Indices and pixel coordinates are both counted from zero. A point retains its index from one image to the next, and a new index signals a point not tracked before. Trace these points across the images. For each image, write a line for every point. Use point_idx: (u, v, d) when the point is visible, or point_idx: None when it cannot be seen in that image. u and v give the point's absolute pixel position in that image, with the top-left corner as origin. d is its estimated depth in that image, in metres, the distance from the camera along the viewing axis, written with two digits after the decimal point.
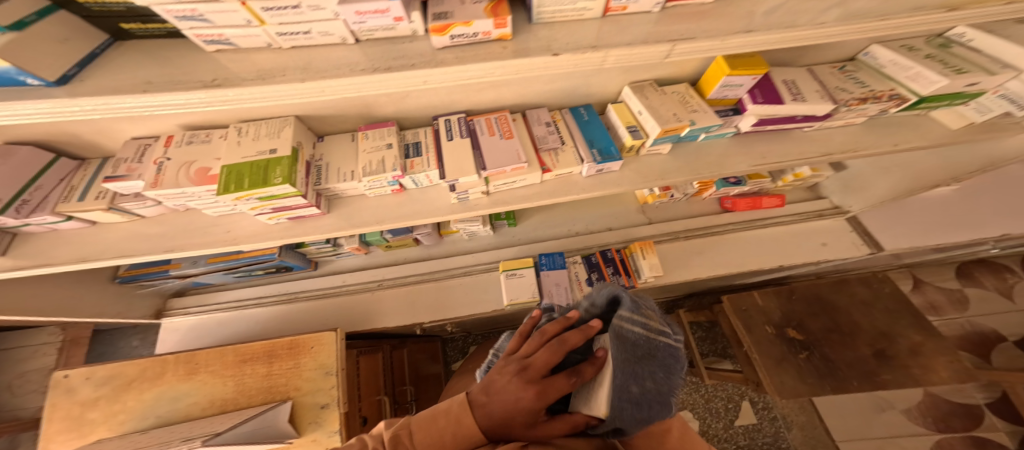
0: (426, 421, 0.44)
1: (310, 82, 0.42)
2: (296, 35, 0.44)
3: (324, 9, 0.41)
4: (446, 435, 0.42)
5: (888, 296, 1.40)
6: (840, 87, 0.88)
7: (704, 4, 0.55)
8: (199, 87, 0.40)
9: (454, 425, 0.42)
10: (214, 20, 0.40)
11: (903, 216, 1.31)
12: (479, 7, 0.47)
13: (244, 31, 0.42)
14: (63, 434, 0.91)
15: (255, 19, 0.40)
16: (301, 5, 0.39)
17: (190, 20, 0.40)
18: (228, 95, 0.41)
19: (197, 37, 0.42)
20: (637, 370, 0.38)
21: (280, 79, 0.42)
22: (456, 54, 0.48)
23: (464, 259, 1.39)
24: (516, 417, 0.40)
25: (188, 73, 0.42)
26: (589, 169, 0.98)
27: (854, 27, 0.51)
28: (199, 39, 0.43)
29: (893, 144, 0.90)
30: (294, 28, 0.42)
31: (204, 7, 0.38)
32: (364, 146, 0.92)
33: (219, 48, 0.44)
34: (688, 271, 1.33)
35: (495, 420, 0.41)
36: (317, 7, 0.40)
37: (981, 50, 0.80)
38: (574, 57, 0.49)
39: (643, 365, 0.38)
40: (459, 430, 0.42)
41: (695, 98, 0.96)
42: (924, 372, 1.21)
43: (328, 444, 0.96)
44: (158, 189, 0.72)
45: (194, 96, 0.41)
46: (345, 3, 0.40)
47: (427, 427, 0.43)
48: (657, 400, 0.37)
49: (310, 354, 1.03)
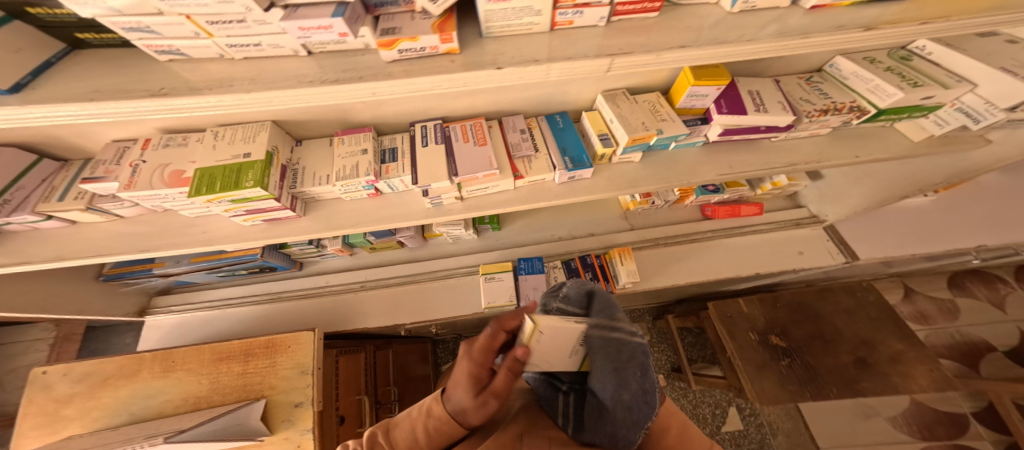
0: (404, 422, 0.58)
1: (256, 93, 0.44)
2: (247, 48, 0.46)
3: (271, 23, 0.43)
4: (419, 425, 0.56)
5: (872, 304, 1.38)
6: (805, 98, 0.90)
7: (649, 18, 0.58)
8: (146, 96, 0.43)
9: (425, 417, 0.56)
10: (161, 32, 0.43)
11: (878, 226, 1.32)
12: (427, 22, 0.50)
13: (193, 42, 0.44)
14: (36, 429, 0.93)
15: (202, 32, 0.43)
16: (246, 19, 0.42)
17: (140, 32, 0.43)
18: (176, 103, 0.44)
19: (148, 47, 0.45)
20: (624, 377, 0.48)
21: (227, 89, 0.44)
22: (404, 68, 0.50)
23: (446, 262, 1.40)
24: (462, 388, 0.53)
25: (135, 83, 0.45)
26: (561, 176, 0.99)
27: (786, 43, 0.52)
28: (150, 48, 0.46)
29: (855, 156, 0.92)
30: (243, 41, 0.45)
31: (153, 20, 0.41)
32: (340, 151, 0.95)
33: (172, 58, 0.47)
34: (667, 278, 1.34)
35: (453, 401, 0.54)
36: (263, 22, 0.43)
37: (940, 63, 0.80)
38: (519, 70, 0.52)
39: (627, 370, 0.49)
40: (431, 418, 0.55)
41: (666, 107, 0.98)
42: (903, 379, 1.20)
43: (300, 442, 0.97)
44: (131, 191, 0.75)
45: (142, 104, 0.43)
46: (288, 19, 0.42)
47: (405, 425, 0.57)
48: (644, 401, 0.48)
49: (287, 353, 1.04)
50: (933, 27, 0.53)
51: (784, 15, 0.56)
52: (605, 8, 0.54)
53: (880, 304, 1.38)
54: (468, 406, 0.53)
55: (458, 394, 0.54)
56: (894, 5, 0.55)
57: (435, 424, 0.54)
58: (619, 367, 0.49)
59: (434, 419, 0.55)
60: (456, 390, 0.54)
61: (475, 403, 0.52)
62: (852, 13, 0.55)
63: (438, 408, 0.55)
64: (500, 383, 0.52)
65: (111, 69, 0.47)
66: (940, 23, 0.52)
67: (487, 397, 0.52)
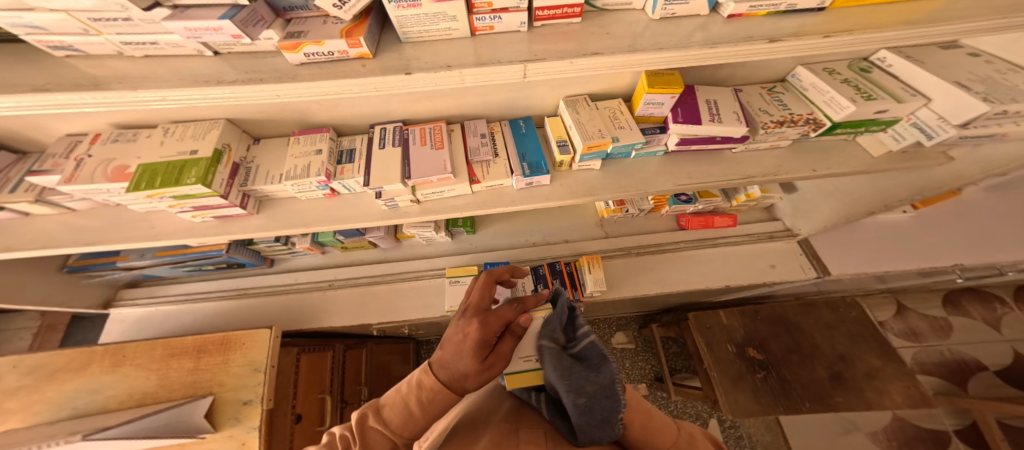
0: (391, 397, 0.51)
1: (144, 92, 0.45)
2: (144, 45, 0.48)
3: (159, 23, 0.45)
4: (411, 399, 0.49)
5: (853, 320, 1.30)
6: (762, 109, 0.85)
7: (572, 24, 0.57)
8: (26, 91, 0.43)
9: (416, 389, 0.49)
10: (48, 28, 0.45)
11: (851, 242, 1.27)
12: (337, 27, 0.50)
13: (85, 38, 0.46)
14: None
15: (91, 28, 0.45)
16: (132, 17, 0.44)
17: (24, 27, 0.44)
18: (59, 98, 0.45)
19: (41, 43, 0.47)
20: (578, 381, 0.44)
21: (115, 87, 0.45)
22: (312, 71, 0.50)
23: (417, 264, 1.39)
24: (464, 355, 0.47)
25: (26, 78, 0.46)
26: (518, 182, 0.95)
27: (704, 51, 0.51)
28: (44, 44, 0.47)
29: (813, 170, 0.87)
30: (138, 38, 0.46)
31: (32, 16, 0.43)
32: (294, 151, 0.92)
33: (67, 53, 0.49)
34: (636, 287, 1.32)
35: (450, 368, 0.48)
36: (150, 21, 0.44)
37: (899, 75, 0.76)
38: (430, 76, 0.51)
39: (580, 373, 0.45)
40: (421, 390, 0.49)
41: (626, 115, 0.93)
42: (879, 395, 1.13)
43: (245, 439, 0.99)
44: (71, 185, 0.72)
45: (22, 99, 0.44)
46: (171, 19, 0.43)
47: (394, 399, 0.50)
48: (604, 396, 0.44)
49: (241, 350, 1.07)
50: (838, 40, 0.51)
51: (708, 23, 0.54)
52: (523, 13, 0.53)
53: (863, 320, 1.28)
54: (470, 374, 0.47)
55: (458, 361, 0.48)
56: (810, 16, 0.54)
57: (429, 395, 0.48)
58: (570, 371, 0.45)
59: (429, 390, 0.49)
60: (456, 356, 0.48)
61: (479, 370, 0.47)
62: (770, 23, 0.53)
63: (434, 379, 0.49)
64: (506, 350, 0.48)
65: (13, 63, 0.48)
66: (841, 37, 0.51)
67: (493, 362, 0.48)
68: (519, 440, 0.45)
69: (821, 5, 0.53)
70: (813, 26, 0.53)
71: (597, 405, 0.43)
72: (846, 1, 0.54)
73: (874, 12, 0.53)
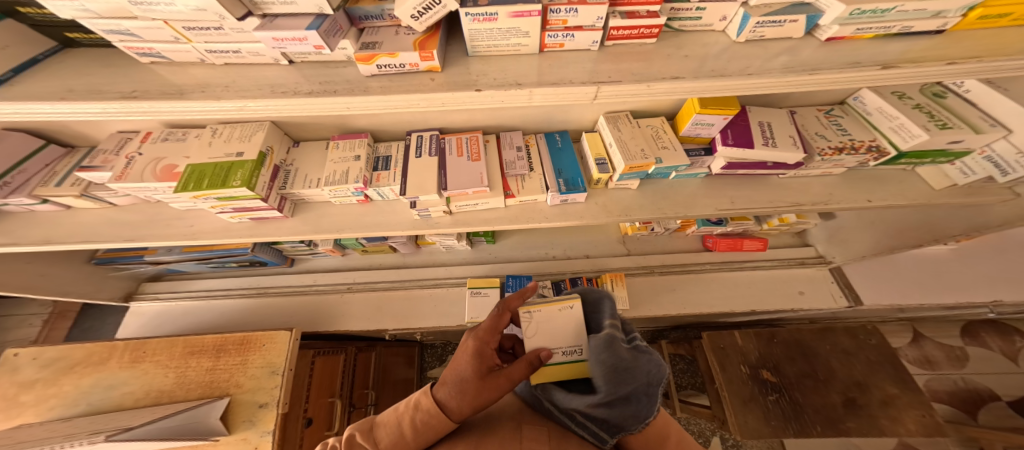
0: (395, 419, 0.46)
1: (224, 101, 0.50)
2: (227, 54, 0.53)
3: (247, 32, 0.49)
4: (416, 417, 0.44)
5: (873, 349, 1.17)
6: (819, 134, 0.81)
7: (646, 44, 0.56)
8: (114, 98, 0.50)
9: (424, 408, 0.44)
10: (142, 36, 0.51)
11: (889, 272, 1.18)
12: (411, 40, 0.51)
13: (174, 46, 0.52)
14: None
15: (182, 36, 0.50)
16: (224, 27, 0.48)
17: (121, 35, 0.51)
18: (140, 106, 0.51)
19: (130, 49, 0.54)
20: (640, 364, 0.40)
21: (195, 96, 0.51)
22: (382, 82, 0.52)
23: (437, 271, 1.33)
24: (466, 366, 0.44)
25: (112, 84, 0.53)
26: (553, 199, 0.88)
27: (792, 76, 0.49)
28: (132, 51, 0.54)
29: (868, 200, 0.84)
30: (224, 47, 0.52)
31: (131, 24, 0.49)
32: (333, 156, 0.88)
33: (151, 59, 0.56)
34: (662, 308, 1.25)
35: (457, 378, 0.44)
36: (239, 30, 0.49)
37: (977, 105, 0.75)
38: (499, 93, 0.50)
39: (621, 348, 0.42)
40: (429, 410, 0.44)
41: (669, 134, 0.87)
42: (892, 423, 1.02)
43: (258, 443, 0.97)
44: (122, 182, 0.72)
45: (109, 105, 0.51)
46: (264, 30, 0.46)
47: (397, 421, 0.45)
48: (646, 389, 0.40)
49: (260, 351, 1.06)
50: (961, 67, 0.48)
51: (796, 47, 0.53)
52: (598, 32, 0.52)
53: (883, 349, 1.15)
54: (466, 395, 0.43)
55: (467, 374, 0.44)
56: (925, 40, 0.52)
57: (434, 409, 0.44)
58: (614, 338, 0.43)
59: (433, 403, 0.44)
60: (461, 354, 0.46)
61: (477, 393, 0.42)
62: (876, 46, 0.52)
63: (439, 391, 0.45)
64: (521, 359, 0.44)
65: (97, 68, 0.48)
66: (969, 64, 0.47)
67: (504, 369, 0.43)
68: (522, 438, 0.41)
69: (941, 28, 0.51)
70: (914, 52, 0.50)
71: (626, 397, 0.39)
72: (970, 24, 0.51)
73: (995, 36, 0.50)
